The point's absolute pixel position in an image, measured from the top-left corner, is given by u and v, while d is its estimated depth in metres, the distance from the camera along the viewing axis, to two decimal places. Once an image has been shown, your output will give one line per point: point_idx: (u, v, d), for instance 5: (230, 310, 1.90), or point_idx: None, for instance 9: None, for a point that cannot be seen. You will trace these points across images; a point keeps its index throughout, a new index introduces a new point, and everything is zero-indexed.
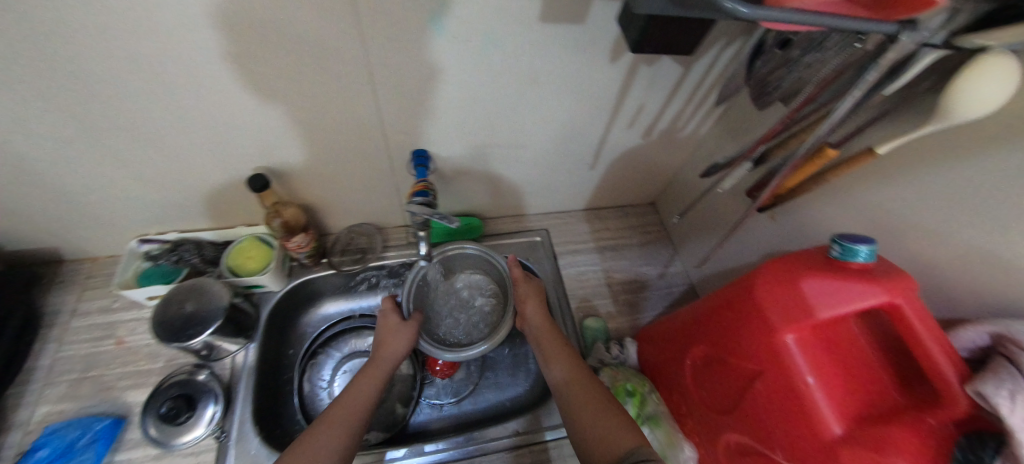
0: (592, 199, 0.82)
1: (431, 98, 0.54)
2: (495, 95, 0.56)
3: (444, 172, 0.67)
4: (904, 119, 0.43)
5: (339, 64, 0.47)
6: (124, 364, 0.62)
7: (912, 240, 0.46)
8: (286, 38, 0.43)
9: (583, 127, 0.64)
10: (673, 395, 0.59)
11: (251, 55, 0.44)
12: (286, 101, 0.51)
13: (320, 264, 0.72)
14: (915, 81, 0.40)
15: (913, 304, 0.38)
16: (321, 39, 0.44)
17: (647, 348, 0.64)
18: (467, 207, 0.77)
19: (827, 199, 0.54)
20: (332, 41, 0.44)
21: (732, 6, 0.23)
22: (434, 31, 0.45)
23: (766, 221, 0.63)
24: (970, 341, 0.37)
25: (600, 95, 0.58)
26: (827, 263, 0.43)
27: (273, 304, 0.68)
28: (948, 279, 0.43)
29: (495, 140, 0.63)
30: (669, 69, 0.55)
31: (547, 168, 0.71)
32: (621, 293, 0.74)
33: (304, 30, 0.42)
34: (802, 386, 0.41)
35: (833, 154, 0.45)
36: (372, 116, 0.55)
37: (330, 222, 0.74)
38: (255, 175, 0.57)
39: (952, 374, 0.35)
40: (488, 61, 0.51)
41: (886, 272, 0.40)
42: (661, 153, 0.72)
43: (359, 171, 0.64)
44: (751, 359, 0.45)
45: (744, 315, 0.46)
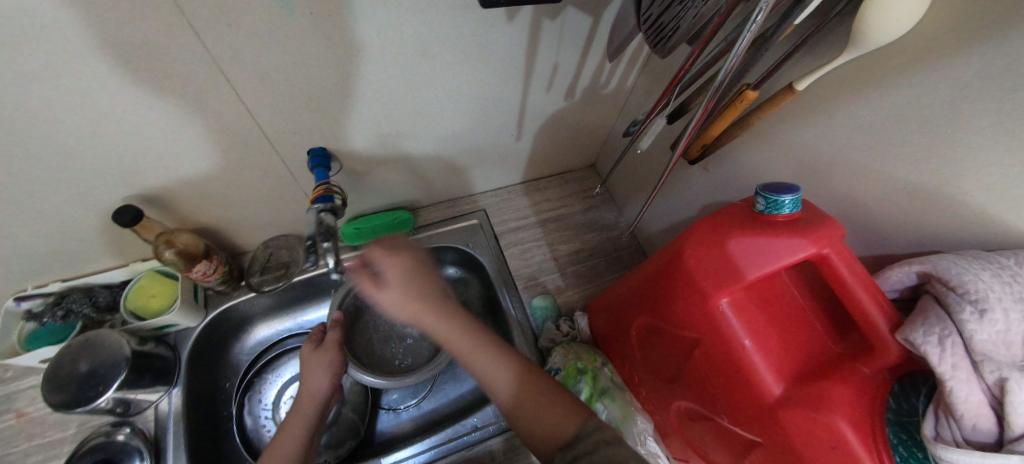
0: (529, 172, 0.77)
1: (311, 86, 0.47)
2: (385, 74, 0.49)
3: (353, 169, 0.61)
4: (825, 46, 0.39)
5: (177, 62, 0.39)
6: (30, 438, 0.56)
7: (838, 177, 0.44)
8: (96, 41, 0.35)
9: (498, 98, 0.58)
10: (624, 365, 0.57)
11: (61, 68, 0.36)
12: (131, 116, 0.42)
13: (240, 287, 0.66)
14: (832, 2, 0.36)
15: (840, 251, 0.35)
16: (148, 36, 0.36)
17: (597, 319, 0.62)
18: (394, 201, 0.71)
19: (755, 142, 0.51)
20: (160, 35, 0.36)
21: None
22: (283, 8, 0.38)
23: (701, 172, 0.60)
24: (898, 281, 0.36)
25: (507, 59, 0.52)
26: (753, 218, 0.39)
27: (193, 340, 0.62)
28: (877, 213, 0.42)
29: (402, 125, 0.57)
30: (575, 19, 0.48)
31: (470, 146, 0.65)
32: (570, 265, 0.71)
33: (117, 26, 0.34)
34: (740, 350, 0.39)
35: (754, 96, 0.42)
36: (245, 118, 0.48)
37: (240, 241, 0.66)
38: (120, 208, 0.48)
39: (882, 320, 0.34)
40: (361, 35, 0.44)
41: (812, 220, 0.37)
42: (591, 113, 0.67)
43: (255, 182, 0.57)
44: (689, 328, 0.43)
45: (678, 284, 0.43)
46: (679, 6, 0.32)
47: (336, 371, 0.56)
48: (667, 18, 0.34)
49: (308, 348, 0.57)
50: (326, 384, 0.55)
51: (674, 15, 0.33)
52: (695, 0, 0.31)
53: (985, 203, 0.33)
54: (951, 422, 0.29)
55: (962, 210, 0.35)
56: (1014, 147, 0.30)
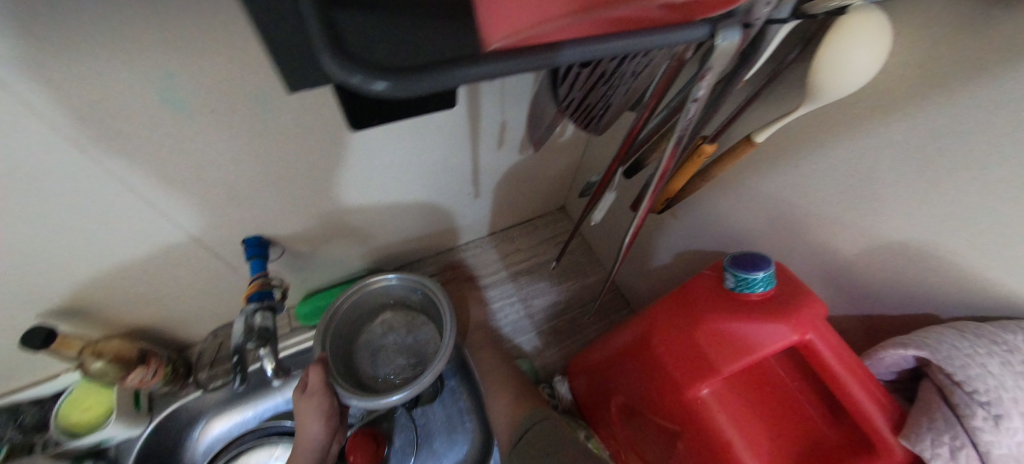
0: (496, 223, 0.72)
1: (233, 179, 0.43)
2: (314, 155, 0.45)
3: (298, 249, 0.56)
4: (781, 96, 0.36)
5: (59, 179, 0.35)
6: None
7: (813, 232, 0.40)
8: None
9: (446, 160, 0.54)
10: (608, 438, 0.52)
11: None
12: (21, 236, 0.37)
13: (188, 384, 0.61)
14: (781, 53, 0.33)
15: (825, 337, 0.31)
16: (25, 159, 0.32)
17: (577, 384, 0.56)
18: (353, 271, 0.66)
19: (721, 191, 0.47)
20: (37, 155, 0.32)
21: (359, 80, 0.13)
22: (175, 109, 0.34)
23: (670, 219, 0.56)
24: (893, 363, 0.31)
25: (448, 126, 0.48)
26: (724, 295, 0.35)
27: (138, 450, 0.56)
28: (858, 271, 0.38)
29: (344, 201, 0.53)
30: (515, 79, 0.45)
31: (426, 209, 0.61)
32: (546, 321, 0.67)
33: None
34: (726, 450, 0.34)
35: (711, 150, 0.38)
36: (160, 220, 0.43)
37: (184, 334, 0.60)
38: (29, 330, 0.43)
39: (882, 421, 0.29)
40: (276, 123, 0.40)
41: (789, 297, 0.33)
42: (551, 162, 0.63)
43: (189, 277, 0.52)
44: (667, 417, 0.38)
45: (650, 369, 0.38)
46: (604, 87, 0.29)
47: (331, 416, 0.49)
48: (593, 100, 0.30)
49: (315, 375, 0.50)
50: (322, 430, 0.48)
51: (602, 95, 0.29)
52: (623, 77, 0.27)
53: (976, 270, 0.29)
54: None
55: (951, 276, 0.31)
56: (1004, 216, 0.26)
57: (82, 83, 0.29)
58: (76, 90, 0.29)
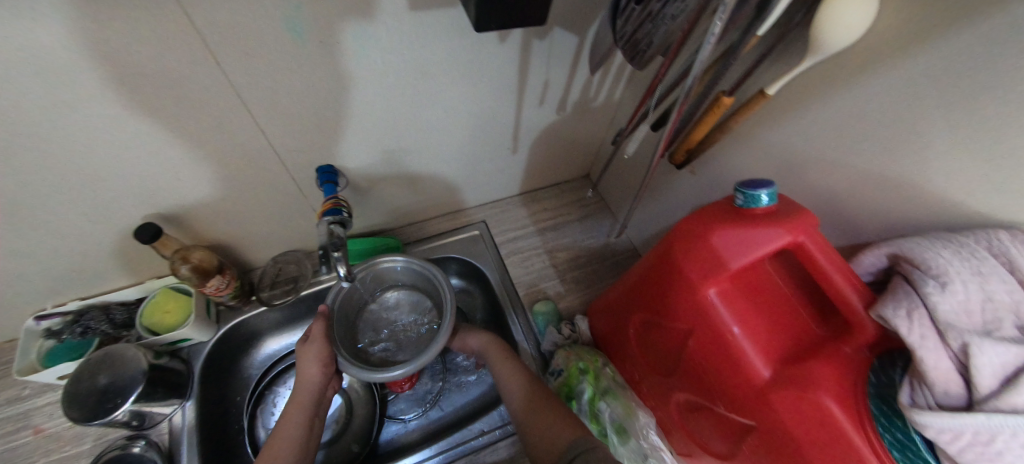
0: (525, 183, 0.80)
1: (322, 108, 0.51)
2: (387, 96, 0.52)
3: (358, 184, 0.64)
4: (789, 54, 0.42)
5: (196, 90, 0.42)
6: (46, 454, 0.57)
7: (811, 174, 0.47)
8: (135, 78, 0.39)
9: (493, 113, 0.61)
10: (625, 363, 0.59)
11: (98, 101, 0.39)
12: (155, 139, 0.46)
13: (250, 301, 0.69)
14: (790, 16, 0.39)
15: (815, 238, 0.38)
16: (177, 67, 0.40)
17: (598, 321, 0.63)
18: (397, 215, 0.74)
19: (734, 145, 0.55)
20: (185, 65, 0.40)
21: None
22: (294, 38, 0.42)
23: (688, 176, 0.63)
24: (871, 264, 0.39)
25: (500, 78, 0.56)
26: (735, 212, 0.42)
27: (206, 354, 0.64)
28: (848, 209, 0.44)
29: (404, 142, 0.60)
30: (561, 38, 0.52)
31: (469, 159, 0.69)
32: (567, 270, 0.74)
33: (149, 58, 0.38)
34: (729, 337, 0.41)
35: (729, 102, 0.44)
36: (257, 138, 0.51)
37: (251, 256, 0.69)
38: (142, 225, 0.51)
39: (858, 302, 0.36)
40: (366, 61, 0.47)
41: (788, 212, 0.40)
42: (582, 125, 0.71)
43: (265, 198, 0.60)
44: (680, 318, 0.45)
45: (669, 277, 0.46)
46: (649, 25, 0.36)
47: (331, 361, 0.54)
48: (640, 35, 0.38)
49: (319, 326, 0.56)
50: (321, 374, 0.53)
51: (646, 33, 0.37)
52: (663, 19, 0.35)
53: (943, 189, 0.36)
54: (925, 389, 0.31)
55: (927, 199, 0.37)
56: (977, 141, 0.32)
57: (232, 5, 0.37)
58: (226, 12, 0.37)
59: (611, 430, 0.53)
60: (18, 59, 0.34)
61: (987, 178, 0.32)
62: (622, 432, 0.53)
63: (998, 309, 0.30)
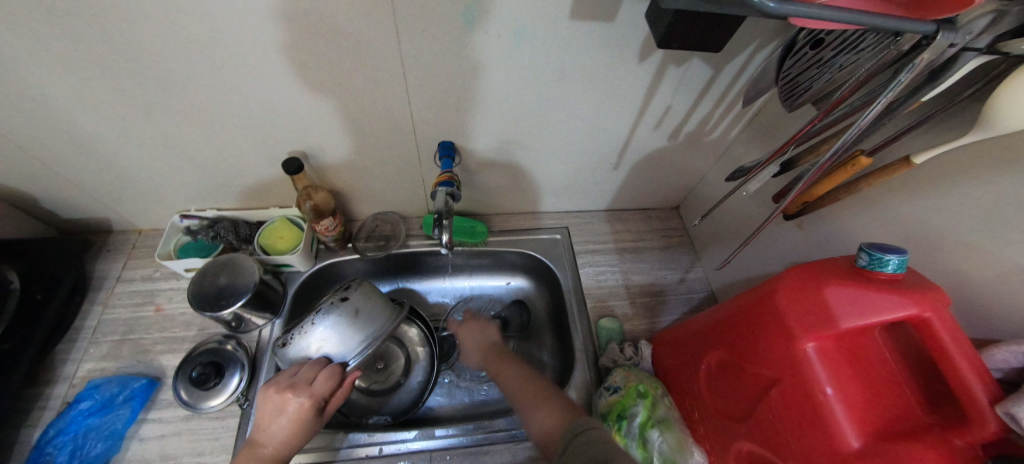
0: (613, 200, 0.82)
1: (463, 90, 0.56)
2: (520, 89, 0.57)
3: (468, 165, 0.69)
4: (951, 127, 0.41)
5: (376, 54, 0.50)
6: (160, 330, 0.66)
7: (946, 255, 0.44)
8: (339, 32, 0.46)
9: (607, 126, 0.64)
10: (686, 400, 0.57)
11: (305, 44, 0.47)
12: (328, 87, 0.53)
13: (345, 248, 0.75)
14: (959, 88, 0.39)
15: (944, 318, 0.37)
16: (370, 30, 0.47)
17: (664, 352, 0.63)
18: (489, 203, 0.79)
19: (857, 209, 0.53)
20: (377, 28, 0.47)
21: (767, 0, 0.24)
22: (467, 26, 0.48)
23: (794, 230, 0.62)
24: (1003, 360, 0.36)
25: (625, 96, 0.59)
26: (854, 271, 0.42)
27: (299, 283, 0.72)
28: (986, 300, 0.41)
29: (519, 135, 0.65)
30: (698, 70, 0.54)
31: (569, 166, 0.72)
32: (637, 294, 0.74)
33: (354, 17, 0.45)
34: (820, 396, 0.40)
35: (866, 162, 0.43)
36: (403, 105, 0.57)
37: (357, 208, 0.76)
38: (291, 158, 0.59)
39: (984, 395, 0.34)
40: (516, 56, 0.52)
41: (917, 285, 0.39)
42: (685, 157, 0.72)
43: (387, 160, 0.67)
44: (767, 366, 0.45)
45: (763, 322, 0.45)
46: (816, 70, 0.38)
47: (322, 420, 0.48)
48: (804, 78, 0.39)
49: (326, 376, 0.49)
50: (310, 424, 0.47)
51: (812, 75, 0.39)
52: (831, 67, 0.37)
53: None
54: None
55: None
56: None
57: None
58: None
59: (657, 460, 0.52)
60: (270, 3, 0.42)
61: None
62: None
63: None
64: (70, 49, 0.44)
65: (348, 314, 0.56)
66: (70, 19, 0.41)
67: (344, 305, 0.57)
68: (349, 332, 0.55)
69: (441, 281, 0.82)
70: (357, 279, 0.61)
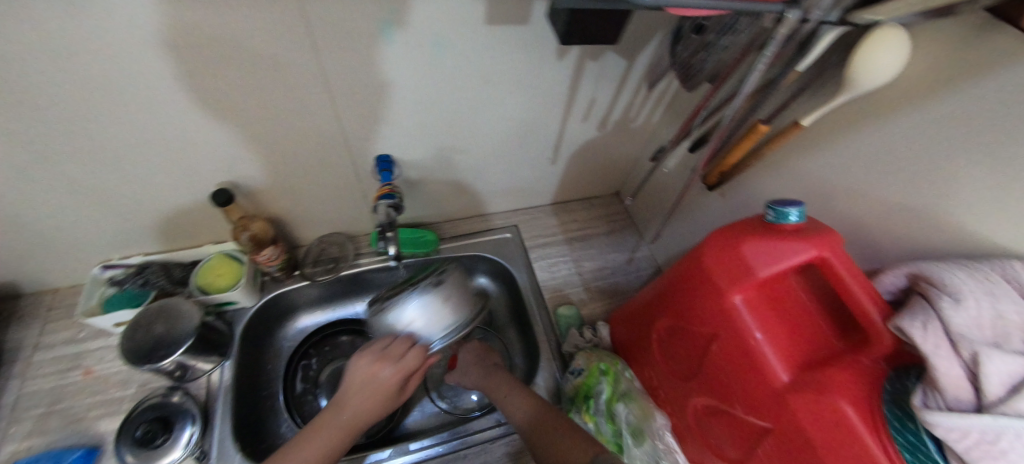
0: (559, 193, 0.85)
1: (392, 102, 0.56)
2: (450, 96, 0.58)
3: (410, 176, 0.69)
4: (823, 91, 0.46)
5: (294, 74, 0.49)
6: (93, 394, 0.61)
7: (838, 202, 0.50)
8: (252, 56, 0.45)
9: (540, 122, 0.67)
10: (644, 370, 0.61)
11: (214, 71, 0.45)
12: (248, 112, 0.51)
13: (292, 276, 0.73)
14: (826, 56, 0.44)
15: (839, 256, 0.42)
16: (285, 50, 0.46)
17: (620, 328, 0.66)
18: (437, 210, 0.79)
19: (765, 173, 0.59)
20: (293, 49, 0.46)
21: None
22: (385, 39, 0.48)
23: (718, 199, 0.67)
24: (891, 284, 0.42)
25: (553, 92, 0.61)
26: (765, 226, 0.46)
27: (247, 318, 0.68)
28: (872, 238, 0.48)
29: (456, 141, 0.66)
30: (613, 62, 0.58)
31: (511, 165, 0.74)
32: (591, 279, 0.77)
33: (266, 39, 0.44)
34: (751, 341, 0.44)
35: (765, 129, 0.48)
36: (332, 122, 0.56)
37: (301, 234, 0.74)
38: (219, 190, 0.57)
39: (878, 316, 0.39)
40: (439, 64, 0.53)
41: (815, 231, 0.44)
42: (618, 144, 0.76)
43: (324, 180, 0.65)
44: (706, 324, 0.48)
45: (697, 284, 0.49)
46: (704, 53, 0.42)
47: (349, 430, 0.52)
48: (695, 60, 0.43)
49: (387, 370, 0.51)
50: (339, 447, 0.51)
51: (700, 59, 0.43)
52: (717, 49, 0.40)
53: (961, 220, 0.39)
54: (936, 394, 0.34)
55: (949, 232, 0.40)
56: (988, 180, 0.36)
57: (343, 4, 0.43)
58: (338, 10, 0.43)
59: (625, 431, 0.56)
60: (171, 31, 0.40)
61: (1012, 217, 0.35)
62: (637, 434, 0.55)
63: (1007, 327, 0.32)
64: None
65: (442, 299, 0.54)
66: None
67: (439, 289, 0.55)
68: (445, 314, 0.55)
69: None
70: (455, 269, 0.58)
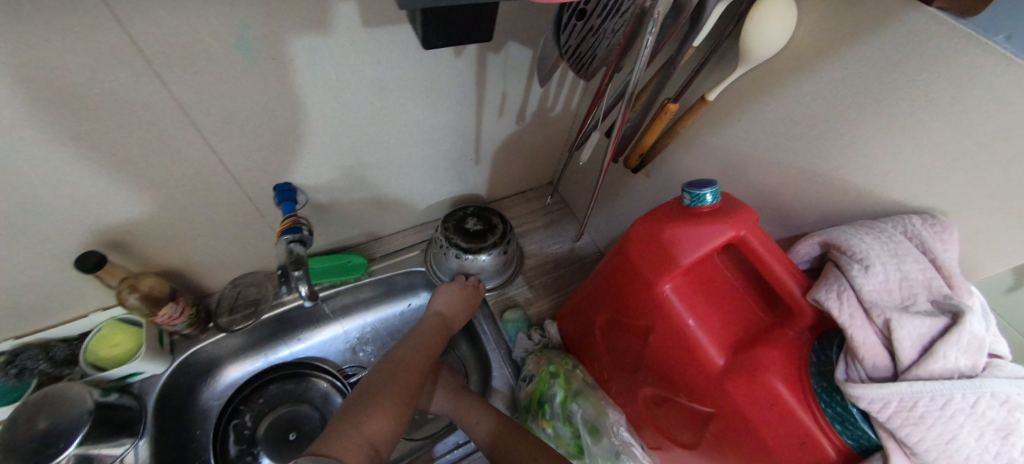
0: (492, 192, 0.81)
1: (274, 126, 0.50)
2: (341, 111, 0.52)
3: (319, 200, 0.63)
4: (720, 62, 0.45)
5: (136, 113, 0.41)
6: None
7: (750, 171, 0.50)
8: (73, 102, 0.37)
9: (454, 124, 0.62)
10: (595, 364, 0.60)
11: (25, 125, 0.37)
12: (91, 163, 0.43)
13: (207, 329, 0.66)
14: (720, 26, 0.42)
15: (756, 232, 0.41)
16: (117, 87, 0.38)
17: (567, 325, 0.64)
18: (362, 230, 0.73)
19: (682, 149, 0.58)
20: (129, 84, 0.38)
21: None
22: (245, 58, 0.41)
23: (643, 179, 0.66)
24: (806, 253, 0.42)
25: (460, 90, 0.57)
26: (684, 210, 0.45)
27: (158, 390, 0.60)
28: (785, 204, 0.48)
29: (363, 156, 0.60)
30: (516, 52, 0.54)
31: (433, 172, 0.69)
32: (535, 276, 0.75)
33: (83, 77, 0.36)
34: (685, 330, 0.43)
35: (673, 108, 0.47)
36: (205, 158, 0.49)
37: (208, 281, 0.66)
38: (83, 254, 0.48)
39: (797, 289, 0.39)
40: (320, 77, 0.47)
41: (731, 208, 0.43)
42: (542, 134, 0.73)
43: (216, 221, 0.58)
44: (642, 317, 0.47)
45: (628, 277, 0.47)
46: (592, 39, 0.39)
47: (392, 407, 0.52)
48: (585, 48, 0.40)
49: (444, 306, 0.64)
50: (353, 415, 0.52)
51: (590, 46, 0.40)
52: (605, 33, 0.38)
53: (862, 181, 0.39)
54: (857, 364, 0.33)
55: (851, 193, 0.40)
56: (882, 141, 0.36)
57: (174, 25, 0.36)
58: (171, 32, 0.36)
59: (583, 431, 0.54)
60: None
61: (913, 176, 0.35)
62: (594, 431, 0.54)
63: (913, 286, 0.33)
64: None
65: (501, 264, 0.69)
66: None
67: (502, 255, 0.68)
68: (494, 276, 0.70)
69: (336, 325, 0.75)
70: (514, 241, 0.70)
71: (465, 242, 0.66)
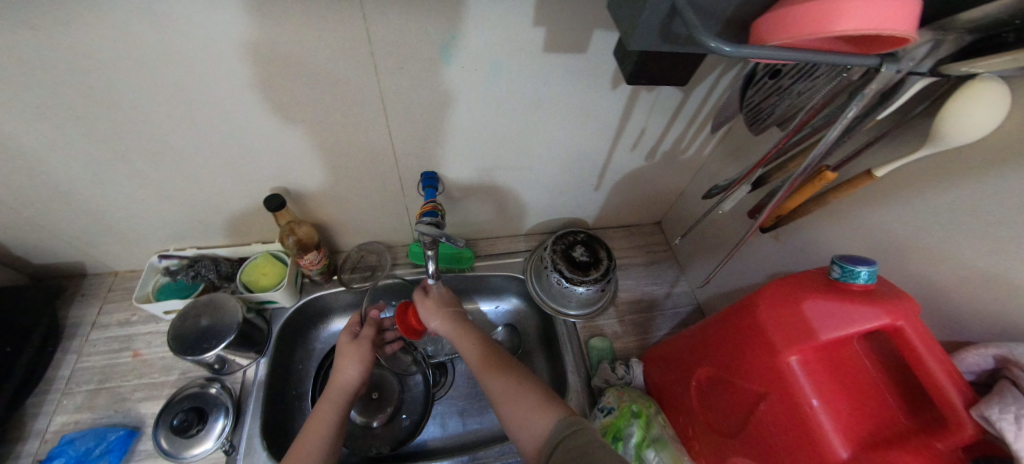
0: (597, 218, 0.84)
1: (443, 121, 0.57)
2: (498, 119, 0.58)
3: (452, 192, 0.70)
4: (900, 142, 0.43)
5: (353, 93, 0.50)
6: (139, 376, 0.64)
7: (912, 262, 0.46)
8: (318, 75, 0.47)
9: (587, 149, 0.66)
10: (679, 417, 0.57)
11: (280, 84, 0.47)
12: (307, 124, 0.53)
13: (331, 280, 0.75)
14: (909, 106, 0.40)
15: (916, 326, 0.38)
16: (348, 69, 0.47)
17: (655, 369, 0.63)
18: (473, 227, 0.79)
19: (827, 221, 0.55)
20: (357, 68, 0.47)
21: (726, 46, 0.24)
22: (444, 62, 0.48)
23: (771, 241, 0.64)
24: (974, 363, 0.37)
25: (604, 119, 0.60)
26: (829, 283, 0.43)
27: (284, 319, 0.71)
28: (954, 307, 0.43)
29: (501, 162, 0.66)
30: (671, 94, 0.56)
31: (553, 189, 0.73)
32: (626, 311, 0.75)
33: (332, 58, 0.45)
34: (807, 408, 0.40)
35: (832, 177, 0.45)
36: (384, 139, 0.58)
37: (342, 239, 0.76)
38: (272, 195, 0.58)
39: (959, 401, 0.35)
40: (493, 87, 0.53)
41: (888, 294, 0.40)
42: (664, 175, 0.74)
43: (368, 192, 0.67)
44: (755, 380, 0.45)
45: (748, 336, 0.46)
46: (776, 97, 0.42)
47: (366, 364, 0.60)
48: (765, 105, 0.43)
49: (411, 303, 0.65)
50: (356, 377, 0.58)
51: (771, 103, 0.43)
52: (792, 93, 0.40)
53: None
54: None
55: None
56: None
57: (406, 29, 0.44)
58: (402, 33, 0.44)
59: None
60: (247, 46, 0.42)
61: None
62: None
63: None
64: (35, 98, 0.43)
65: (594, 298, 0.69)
66: (41, 67, 0.40)
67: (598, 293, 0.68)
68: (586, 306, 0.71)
69: None
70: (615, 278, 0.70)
71: (567, 269, 0.67)
